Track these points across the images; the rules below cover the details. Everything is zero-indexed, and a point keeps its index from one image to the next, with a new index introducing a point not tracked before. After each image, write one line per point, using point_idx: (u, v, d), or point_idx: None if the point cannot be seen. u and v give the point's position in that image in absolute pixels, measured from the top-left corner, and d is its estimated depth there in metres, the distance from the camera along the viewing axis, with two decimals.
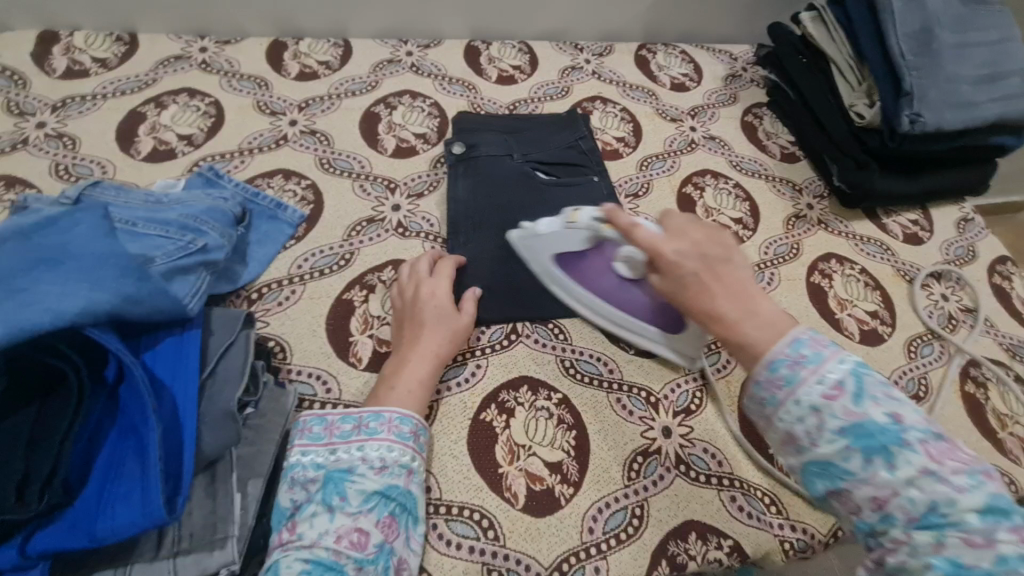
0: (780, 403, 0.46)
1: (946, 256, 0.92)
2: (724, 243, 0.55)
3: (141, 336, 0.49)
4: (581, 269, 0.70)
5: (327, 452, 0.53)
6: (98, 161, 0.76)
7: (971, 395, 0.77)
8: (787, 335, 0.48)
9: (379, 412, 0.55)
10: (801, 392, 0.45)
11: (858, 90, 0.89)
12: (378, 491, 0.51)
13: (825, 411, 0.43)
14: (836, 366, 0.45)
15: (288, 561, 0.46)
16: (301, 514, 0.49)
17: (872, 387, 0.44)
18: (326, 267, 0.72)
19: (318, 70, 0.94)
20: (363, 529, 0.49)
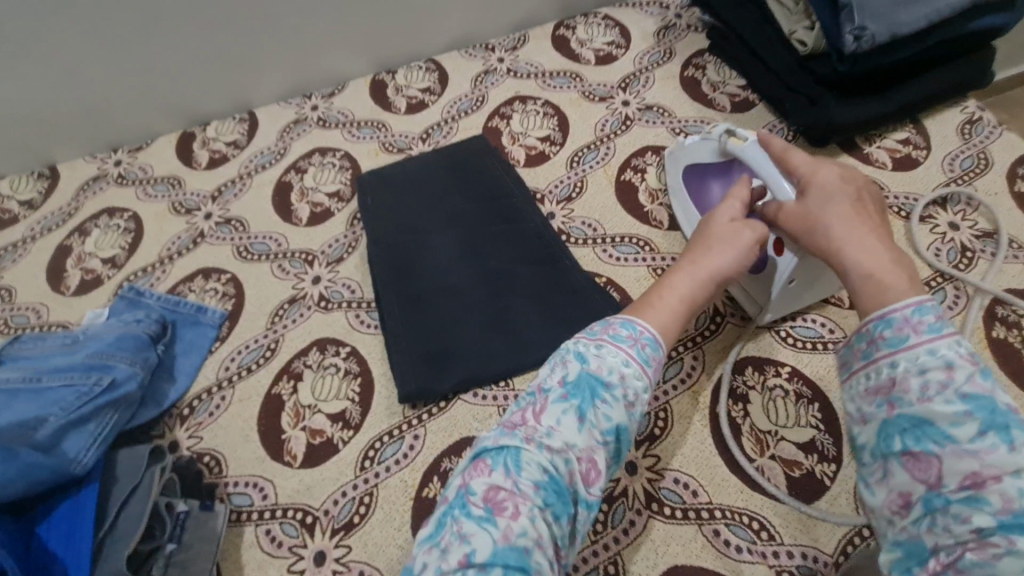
0: (905, 349, 0.43)
1: (950, 174, 0.78)
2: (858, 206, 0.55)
3: (36, 507, 0.49)
4: (711, 190, 0.69)
5: (595, 346, 0.49)
6: (33, 307, 0.78)
7: (1001, 340, 0.64)
8: (913, 299, 0.45)
9: (634, 323, 0.51)
10: (920, 350, 0.43)
11: (796, 12, 0.75)
12: (617, 427, 0.46)
13: (956, 371, 0.41)
14: (950, 347, 0.42)
15: (529, 458, 0.43)
16: (552, 403, 0.46)
17: (989, 376, 0.41)
18: (254, 362, 0.71)
19: (228, 152, 0.92)
20: (596, 462, 0.45)
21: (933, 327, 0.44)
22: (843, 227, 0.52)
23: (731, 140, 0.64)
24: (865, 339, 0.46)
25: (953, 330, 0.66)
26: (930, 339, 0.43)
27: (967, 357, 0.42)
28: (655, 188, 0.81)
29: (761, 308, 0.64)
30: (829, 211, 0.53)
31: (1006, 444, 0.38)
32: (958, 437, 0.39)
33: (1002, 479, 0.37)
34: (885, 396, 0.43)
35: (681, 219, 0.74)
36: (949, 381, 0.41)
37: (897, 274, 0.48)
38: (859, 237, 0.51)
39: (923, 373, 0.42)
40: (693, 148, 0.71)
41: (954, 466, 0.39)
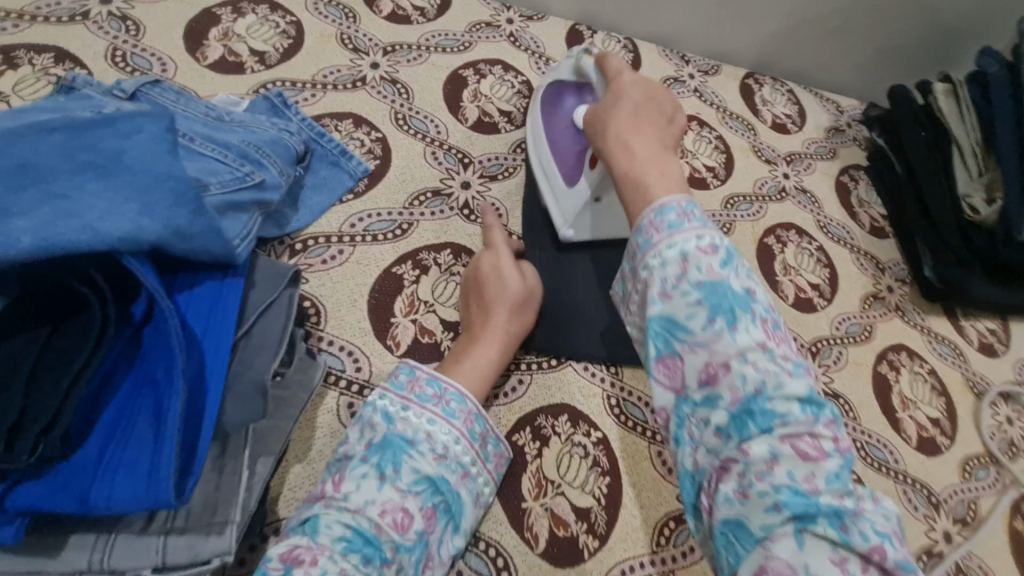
0: (653, 245, 0.43)
1: (1019, 376, 0.85)
2: (671, 100, 0.55)
3: (178, 273, 0.42)
4: (559, 110, 0.69)
5: (400, 406, 0.49)
6: (160, 57, 0.69)
7: (1019, 532, 0.71)
8: (658, 202, 0.45)
9: (464, 396, 0.52)
10: (676, 237, 0.42)
11: (977, 180, 0.83)
12: (431, 478, 0.47)
13: (691, 261, 0.41)
14: (696, 236, 0.42)
15: (328, 521, 0.43)
16: (351, 470, 0.46)
17: (739, 275, 0.41)
18: (381, 233, 0.66)
19: (412, 15, 0.85)
20: (408, 511, 0.45)
21: (697, 219, 0.44)
22: (628, 128, 0.53)
23: (585, 57, 0.64)
24: (630, 248, 0.46)
25: (986, 506, 0.72)
26: (687, 227, 0.42)
27: (704, 247, 0.41)
28: (789, 263, 0.84)
29: (566, 217, 0.68)
30: (617, 113, 0.54)
31: (730, 328, 0.39)
32: (714, 386, 0.38)
33: (729, 368, 0.38)
34: (676, 364, 0.40)
35: (529, 148, 0.74)
36: (683, 275, 0.41)
37: (659, 173, 0.48)
38: (644, 138, 0.52)
39: (664, 269, 0.42)
40: (557, 70, 0.70)
41: (692, 365, 0.39)
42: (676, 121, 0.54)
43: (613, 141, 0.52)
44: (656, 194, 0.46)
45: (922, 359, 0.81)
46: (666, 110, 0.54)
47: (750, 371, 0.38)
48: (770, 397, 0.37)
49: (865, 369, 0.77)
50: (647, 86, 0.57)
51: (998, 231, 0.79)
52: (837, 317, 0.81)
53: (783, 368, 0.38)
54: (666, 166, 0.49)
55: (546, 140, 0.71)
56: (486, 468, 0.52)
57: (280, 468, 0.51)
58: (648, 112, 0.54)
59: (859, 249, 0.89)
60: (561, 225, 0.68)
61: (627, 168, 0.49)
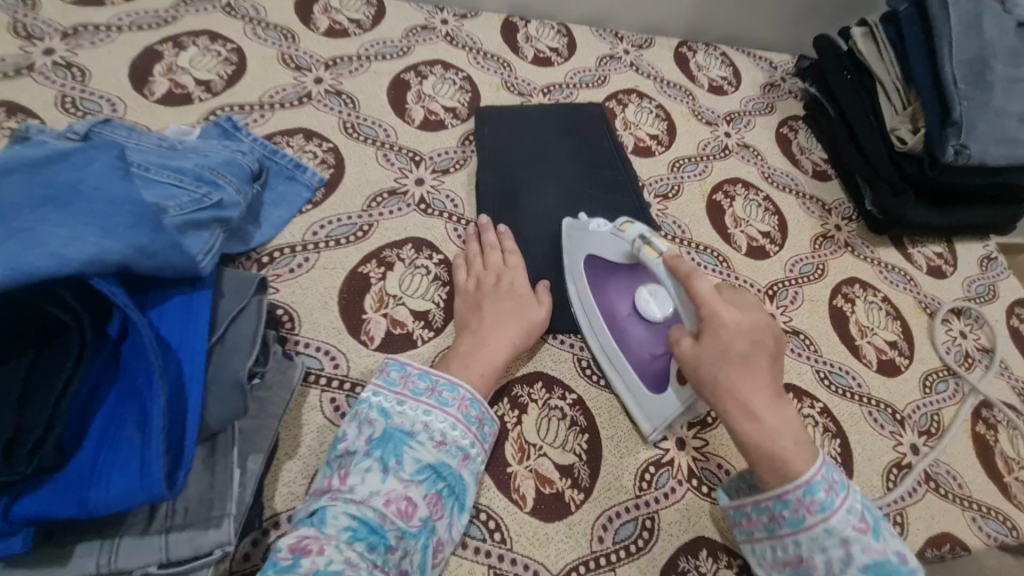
0: (805, 527, 0.49)
1: (968, 292, 0.90)
2: (773, 336, 0.55)
3: (147, 292, 0.45)
4: (612, 298, 0.65)
5: (396, 401, 0.54)
6: (108, 98, 0.72)
7: (981, 435, 0.76)
8: (805, 473, 0.50)
9: (456, 384, 0.56)
10: (835, 520, 0.48)
11: (903, 114, 0.86)
12: (432, 465, 0.51)
13: (854, 544, 0.48)
14: (843, 517, 0.49)
15: (335, 512, 0.47)
16: (355, 464, 0.50)
17: (885, 526, 0.50)
18: (343, 237, 0.69)
19: (348, 28, 0.88)
20: (412, 499, 0.49)
21: (838, 486, 0.50)
22: (742, 379, 0.52)
23: (646, 250, 0.60)
24: (769, 507, 0.51)
25: (948, 415, 0.76)
26: (836, 505, 0.49)
27: (861, 526, 0.49)
28: (739, 216, 0.88)
29: (653, 424, 0.61)
30: (720, 296, 0.54)
31: (842, 528, 0.48)
32: (848, 570, 0.48)
33: (849, 561, 0.48)
34: (789, 564, 0.51)
35: (597, 356, 0.67)
36: (848, 556, 0.48)
37: (793, 439, 0.51)
38: (755, 382, 0.53)
39: (823, 551, 0.49)
40: (596, 236, 0.66)
41: (822, 572, 0.49)
42: (775, 337, 0.55)
43: (723, 395, 0.52)
44: (796, 466, 0.50)
45: (875, 288, 0.86)
46: (769, 347, 0.54)
47: (869, 554, 0.48)
48: (884, 574, 0.47)
49: (821, 305, 0.82)
50: (747, 310, 0.56)
51: (924, 157, 0.82)
52: (790, 260, 0.85)
53: (880, 552, 0.48)
54: (790, 421, 0.52)
55: (601, 320, 0.66)
56: (483, 448, 0.56)
57: (273, 466, 0.54)
58: (757, 357, 0.53)
59: (805, 193, 0.94)
60: (645, 427, 0.62)
61: (757, 437, 0.51)
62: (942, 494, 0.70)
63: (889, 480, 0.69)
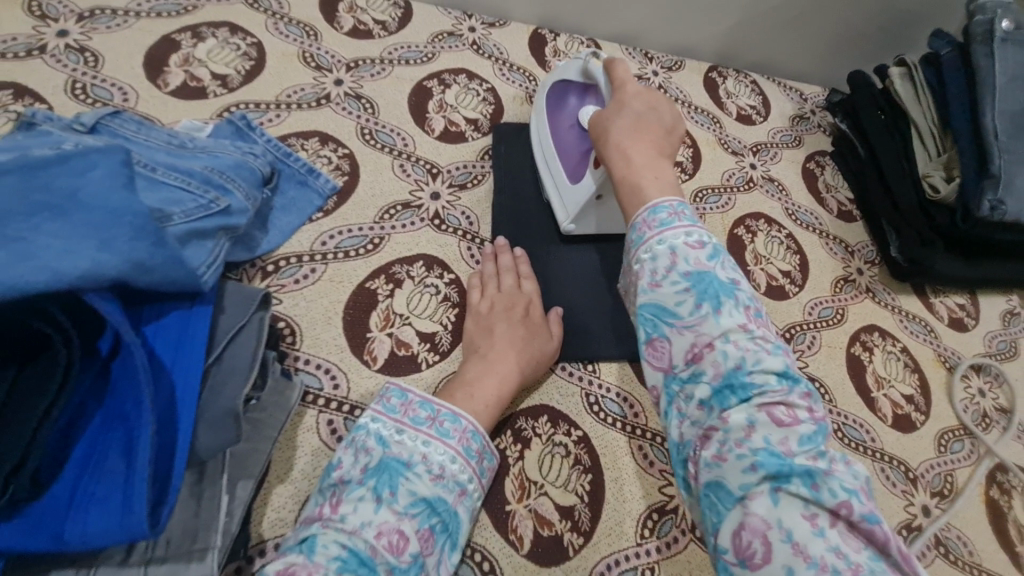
0: (645, 241, 0.45)
1: (989, 348, 0.87)
2: (675, 112, 0.58)
3: (144, 306, 0.43)
4: (564, 106, 0.72)
5: (394, 429, 0.50)
6: (120, 86, 0.69)
7: (994, 500, 0.73)
8: (651, 204, 0.47)
9: (458, 415, 0.53)
10: (669, 234, 0.44)
11: (936, 160, 0.84)
12: (428, 499, 0.47)
13: (680, 254, 0.43)
14: (678, 237, 0.44)
15: (325, 541, 0.43)
16: (348, 492, 0.46)
17: (726, 259, 0.44)
18: (353, 249, 0.66)
19: (373, 29, 0.85)
20: (404, 533, 0.45)
21: (687, 217, 0.46)
22: (627, 133, 0.56)
23: (592, 61, 0.67)
24: (625, 242, 0.48)
25: (962, 477, 0.74)
26: (678, 225, 0.45)
27: (692, 244, 0.43)
28: (759, 253, 0.85)
29: (568, 212, 0.70)
30: (620, 118, 0.57)
31: (715, 312, 0.41)
32: (700, 385, 0.40)
33: (713, 346, 0.40)
34: (634, 292, 0.45)
35: (539, 161, 0.75)
36: (673, 264, 0.43)
37: (654, 175, 0.51)
38: (642, 145, 0.54)
39: (655, 260, 0.44)
40: (563, 69, 0.73)
41: (680, 344, 0.41)
42: (675, 126, 0.57)
43: (613, 148, 0.55)
44: (649, 195, 0.49)
45: (894, 338, 0.83)
46: (665, 121, 0.57)
47: (732, 350, 0.40)
48: (751, 371, 0.39)
49: (838, 351, 0.79)
50: (652, 92, 0.60)
51: (957, 209, 0.80)
52: (809, 302, 0.83)
53: (762, 348, 0.40)
54: (662, 171, 0.52)
55: (549, 134, 0.73)
56: (483, 484, 0.53)
57: (262, 490, 0.52)
58: (647, 123, 0.56)
59: (828, 233, 0.91)
60: (562, 219, 0.71)
61: (625, 171, 0.52)
62: (951, 561, 0.67)
63: None
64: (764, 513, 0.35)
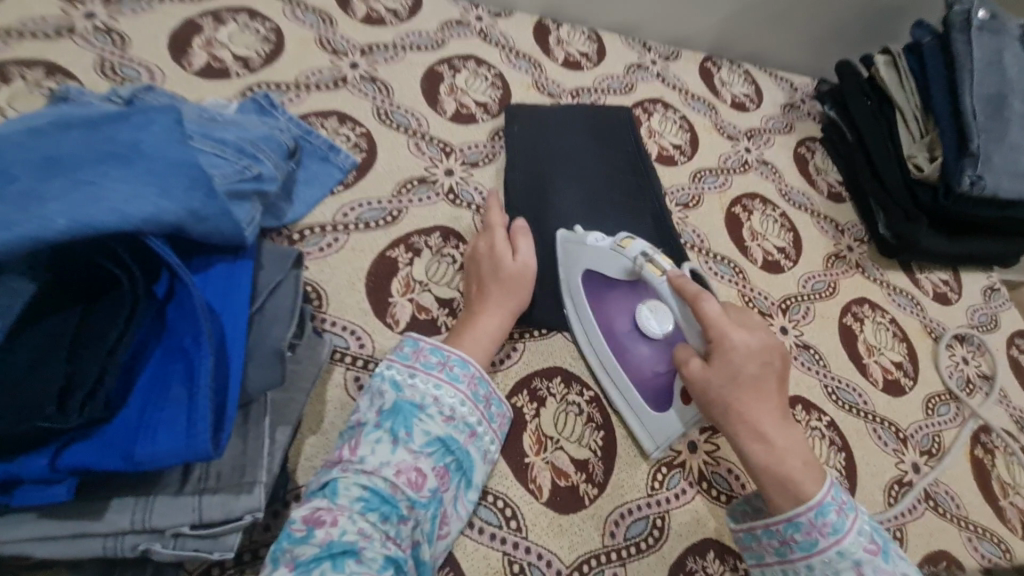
0: (805, 533, 0.51)
1: (971, 320, 0.92)
2: (783, 354, 0.56)
3: (193, 256, 0.46)
4: (612, 315, 0.64)
5: (407, 374, 0.54)
6: (146, 66, 0.72)
7: (979, 459, 0.78)
8: (825, 485, 0.53)
9: (467, 361, 0.56)
10: (846, 540, 0.51)
11: (919, 142, 0.89)
12: (441, 438, 0.51)
13: (864, 564, 0.50)
14: (855, 539, 0.51)
15: (346, 484, 0.47)
16: (366, 434, 0.50)
17: (893, 549, 0.52)
18: (373, 221, 0.69)
19: (385, 17, 0.89)
20: (421, 470, 0.50)
21: (847, 508, 0.52)
22: (752, 397, 0.55)
23: (647, 267, 0.59)
24: (778, 530, 0.53)
25: (948, 438, 0.78)
26: (845, 527, 0.51)
27: (870, 548, 0.50)
28: (756, 230, 0.90)
29: (654, 439, 0.62)
30: (735, 346, 0.54)
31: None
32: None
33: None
34: (778, 552, 0.54)
35: (597, 372, 0.66)
36: (840, 544, 0.51)
37: (801, 460, 0.54)
38: (761, 399, 0.55)
39: (836, 566, 0.51)
40: (595, 254, 0.64)
41: None
42: (784, 357, 0.56)
43: (729, 412, 0.55)
44: (805, 488, 0.53)
45: (883, 310, 0.88)
46: (780, 351, 0.56)
47: None
48: None
49: (831, 322, 0.84)
50: (752, 329, 0.56)
51: (939, 186, 0.85)
52: (803, 276, 0.87)
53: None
54: (796, 443, 0.55)
55: (598, 334, 0.65)
56: (492, 428, 0.56)
57: (295, 441, 0.55)
58: (766, 379, 0.55)
59: (819, 213, 0.96)
60: (646, 445, 0.62)
61: (767, 460, 0.54)
62: (939, 513, 0.71)
63: (890, 497, 0.71)
64: None
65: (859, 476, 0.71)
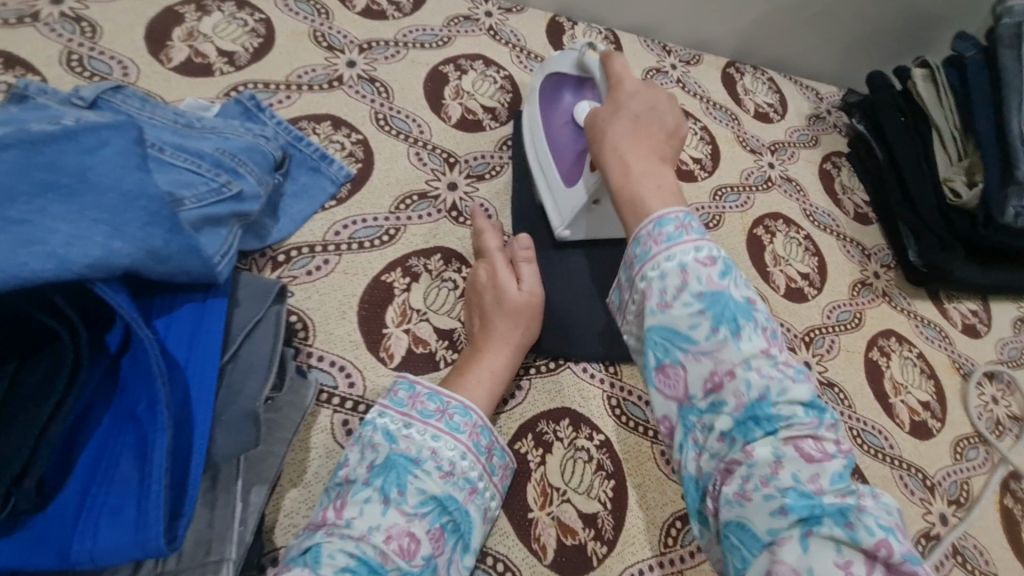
0: (652, 258, 0.43)
1: (1001, 355, 0.87)
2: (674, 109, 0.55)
3: (155, 297, 0.40)
4: (561, 99, 0.67)
5: (401, 422, 0.49)
6: (120, 60, 0.65)
7: (1009, 509, 0.73)
8: (654, 215, 0.45)
9: (469, 409, 0.51)
10: (677, 250, 0.42)
11: (957, 165, 0.83)
12: (438, 497, 0.46)
13: (692, 273, 0.41)
14: (689, 249, 0.42)
15: (330, 551, 0.41)
16: (354, 494, 0.45)
17: (737, 271, 0.42)
18: (367, 240, 0.63)
19: (387, 10, 0.81)
20: (415, 535, 0.43)
21: (695, 230, 0.44)
22: (626, 142, 0.53)
23: (589, 53, 0.61)
24: (628, 256, 0.46)
25: (977, 486, 0.73)
26: (686, 241, 0.43)
27: (765, 351, 0.39)
28: (778, 254, 0.84)
29: (563, 218, 0.65)
30: (615, 123, 0.55)
31: (734, 336, 0.39)
32: (752, 365, 0.38)
33: (733, 375, 0.38)
34: (640, 315, 0.44)
35: (536, 175, 0.69)
36: (684, 284, 0.41)
37: (657, 186, 0.49)
38: (643, 153, 0.52)
39: (664, 280, 0.42)
40: (557, 61, 0.67)
41: (693, 373, 0.39)
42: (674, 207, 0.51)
43: (609, 149, 0.53)
44: (654, 207, 0.47)
45: (910, 343, 0.82)
46: (666, 122, 0.54)
47: (754, 378, 0.38)
48: (774, 400, 0.37)
49: (856, 356, 0.78)
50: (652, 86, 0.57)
51: (978, 214, 0.80)
52: (827, 305, 0.82)
53: (786, 375, 0.38)
54: (666, 178, 0.50)
55: (546, 141, 0.67)
56: (494, 483, 0.51)
57: (274, 494, 0.49)
58: (647, 127, 0.53)
59: (845, 235, 0.90)
60: (555, 223, 0.66)
61: (624, 181, 0.50)
62: (968, 570, 0.67)
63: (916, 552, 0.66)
64: (794, 561, 0.33)
65: None
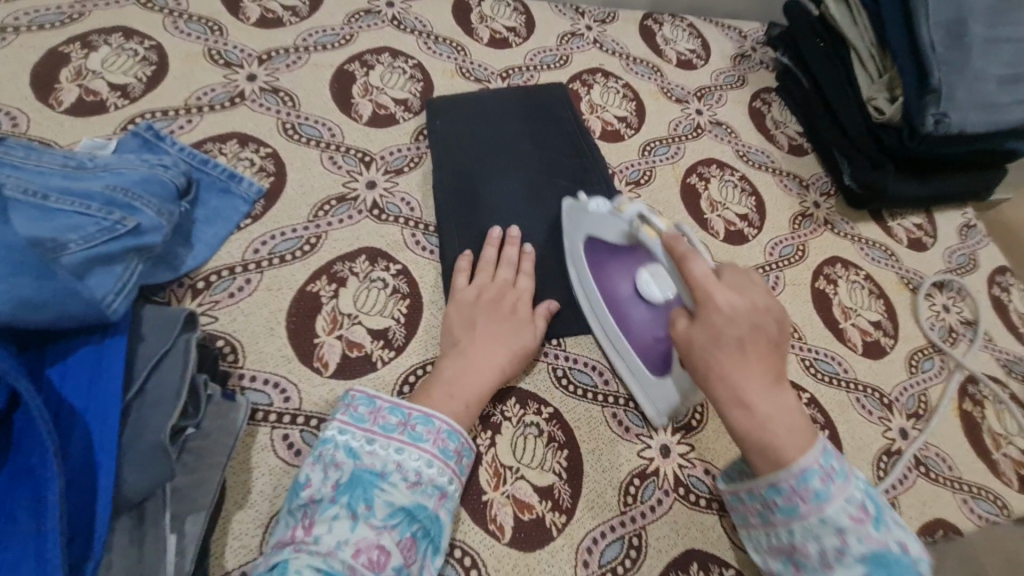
0: (802, 515, 0.45)
1: (949, 264, 0.87)
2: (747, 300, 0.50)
3: (46, 346, 0.40)
4: (615, 280, 0.62)
5: (364, 438, 0.49)
6: (7, 111, 0.64)
7: (968, 413, 0.74)
8: (816, 445, 0.46)
9: (430, 416, 0.51)
10: (829, 510, 0.44)
11: (878, 82, 0.82)
12: (406, 507, 0.46)
13: (849, 529, 0.43)
14: (846, 509, 0.44)
15: (297, 566, 0.41)
16: (321, 512, 0.45)
17: (883, 502, 0.45)
18: (288, 253, 0.62)
19: (283, 16, 0.80)
20: (384, 547, 0.44)
21: (841, 478, 0.45)
22: (735, 367, 0.48)
23: (642, 229, 0.55)
24: (764, 483, 0.47)
25: (935, 396, 0.74)
26: (838, 490, 0.44)
27: (851, 497, 0.44)
28: (714, 199, 0.84)
29: (657, 407, 0.60)
30: (731, 313, 0.49)
31: (887, 554, 0.42)
32: (845, 540, 0.43)
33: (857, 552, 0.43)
34: (787, 537, 0.46)
35: (615, 362, 0.64)
36: (843, 541, 0.43)
37: (761, 348, 0.49)
38: (766, 379, 0.48)
39: (822, 531, 0.44)
40: (595, 219, 0.61)
41: (821, 548, 0.44)
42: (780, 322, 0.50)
43: (720, 351, 0.48)
44: (787, 441, 0.46)
45: (856, 267, 0.83)
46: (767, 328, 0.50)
47: (881, 555, 0.42)
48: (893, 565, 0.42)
49: (803, 289, 0.79)
50: (744, 291, 0.50)
51: (903, 128, 0.78)
52: (769, 243, 0.82)
53: (904, 551, 0.43)
54: (787, 405, 0.48)
55: (611, 314, 0.63)
56: (462, 482, 0.51)
57: (221, 519, 0.49)
58: (755, 343, 0.49)
59: (781, 170, 0.90)
60: (649, 412, 0.61)
61: (742, 398, 0.48)
62: (931, 478, 0.68)
63: (879, 469, 0.67)
64: None
65: (845, 453, 0.67)
